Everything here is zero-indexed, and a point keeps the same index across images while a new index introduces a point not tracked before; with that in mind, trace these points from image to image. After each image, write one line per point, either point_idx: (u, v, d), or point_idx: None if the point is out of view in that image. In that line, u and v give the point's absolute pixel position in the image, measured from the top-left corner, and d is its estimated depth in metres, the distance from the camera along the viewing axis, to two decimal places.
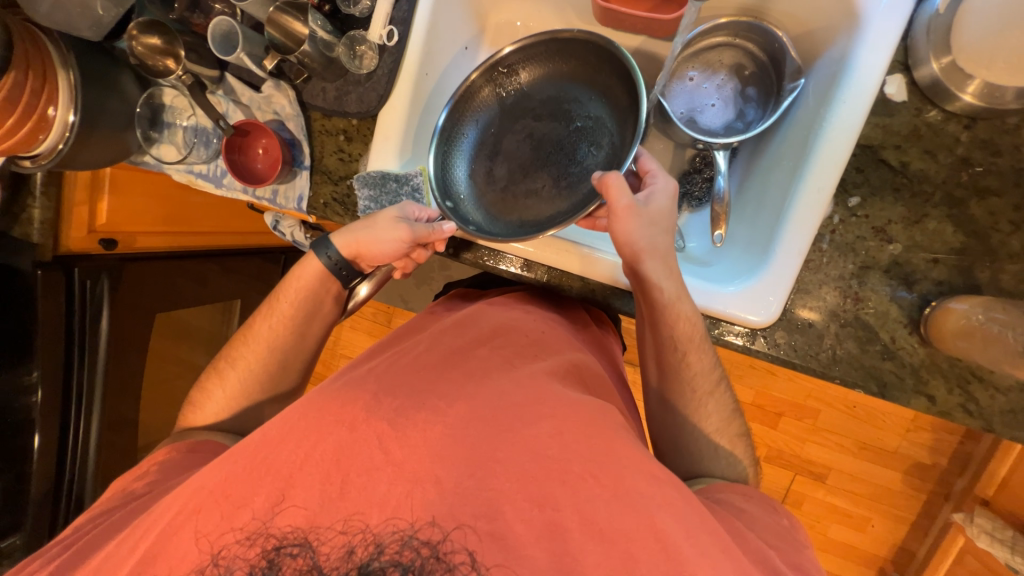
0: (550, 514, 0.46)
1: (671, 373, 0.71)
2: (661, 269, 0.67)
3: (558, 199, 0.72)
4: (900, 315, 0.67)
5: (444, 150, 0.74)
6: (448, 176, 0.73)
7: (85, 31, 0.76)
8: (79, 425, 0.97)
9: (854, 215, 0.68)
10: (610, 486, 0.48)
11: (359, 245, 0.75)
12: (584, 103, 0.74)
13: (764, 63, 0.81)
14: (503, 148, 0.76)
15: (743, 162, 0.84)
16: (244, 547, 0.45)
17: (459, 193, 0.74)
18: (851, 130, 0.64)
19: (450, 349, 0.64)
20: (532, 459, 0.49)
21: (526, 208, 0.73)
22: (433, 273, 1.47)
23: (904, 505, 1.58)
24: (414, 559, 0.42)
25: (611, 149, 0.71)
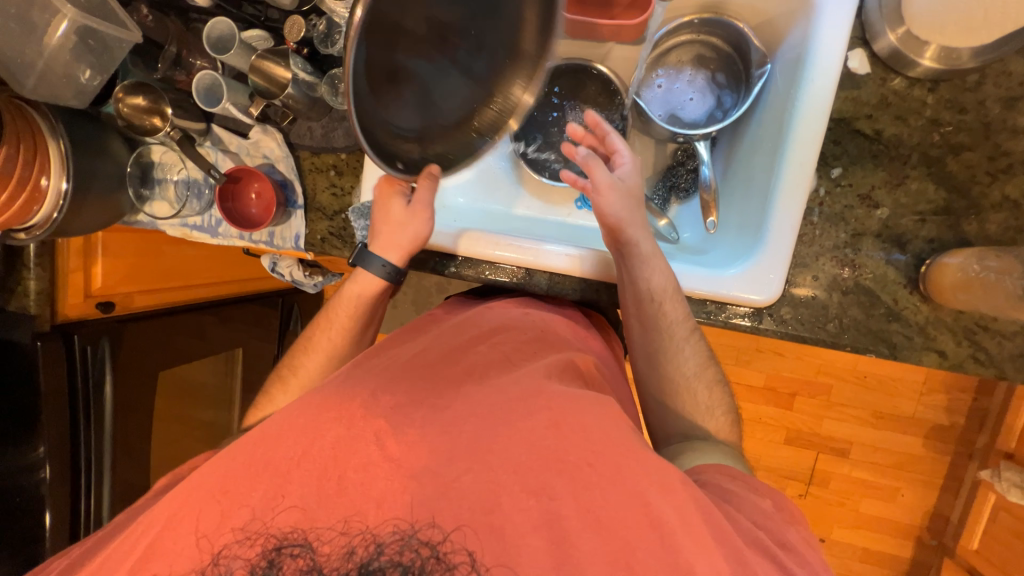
0: (547, 503, 0.47)
1: (648, 324, 0.70)
2: (640, 230, 0.69)
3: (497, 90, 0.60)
4: (898, 277, 0.69)
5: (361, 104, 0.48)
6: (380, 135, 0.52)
7: (71, 100, 0.77)
8: (86, 484, 0.97)
9: (839, 185, 0.70)
10: (609, 472, 0.48)
11: (398, 243, 0.73)
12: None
13: (729, 54, 0.85)
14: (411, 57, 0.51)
15: (725, 149, 0.87)
16: (244, 547, 0.45)
17: (387, 143, 0.53)
18: (822, 107, 0.67)
19: (448, 347, 0.65)
20: (528, 450, 0.49)
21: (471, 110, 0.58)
22: (431, 296, 1.49)
23: (929, 470, 1.58)
24: (415, 560, 0.43)
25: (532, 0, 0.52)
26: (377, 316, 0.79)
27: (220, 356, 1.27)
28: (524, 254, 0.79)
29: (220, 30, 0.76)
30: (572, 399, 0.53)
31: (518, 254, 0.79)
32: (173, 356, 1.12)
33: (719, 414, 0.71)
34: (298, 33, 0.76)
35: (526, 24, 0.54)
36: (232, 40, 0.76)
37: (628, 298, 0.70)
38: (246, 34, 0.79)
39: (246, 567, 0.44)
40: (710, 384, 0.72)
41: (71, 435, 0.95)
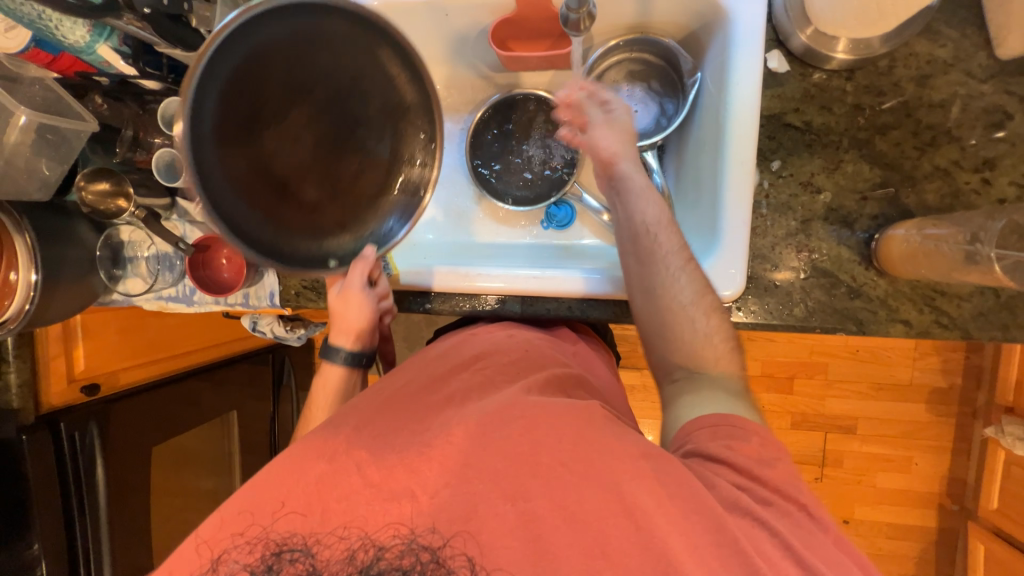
0: (523, 505, 0.48)
1: (642, 255, 0.66)
2: (632, 166, 0.69)
3: (379, 151, 0.57)
4: (852, 255, 0.72)
5: (251, 238, 0.51)
6: (290, 251, 0.53)
7: (35, 194, 0.77)
8: (90, 566, 0.96)
9: (780, 176, 0.73)
10: (582, 470, 0.49)
11: (350, 327, 0.73)
12: (283, 34, 0.49)
13: (662, 66, 0.89)
14: (278, 168, 0.52)
15: (673, 156, 0.91)
16: (245, 551, 0.47)
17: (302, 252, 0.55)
18: (752, 105, 0.71)
19: (432, 376, 0.65)
20: (504, 459, 0.50)
21: (375, 185, 0.58)
22: (422, 331, 1.49)
23: (937, 434, 1.58)
24: (415, 563, 0.46)
25: (429, 110, 0.58)
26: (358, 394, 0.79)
27: (217, 422, 1.25)
28: (497, 282, 0.81)
29: (173, 109, 0.78)
30: (546, 405, 0.53)
31: (495, 284, 0.81)
32: (162, 426, 1.10)
33: (721, 341, 0.63)
34: None
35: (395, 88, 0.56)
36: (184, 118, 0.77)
37: (621, 230, 0.69)
38: None
39: (246, 568, 0.46)
40: (708, 310, 0.64)
41: (66, 522, 0.93)
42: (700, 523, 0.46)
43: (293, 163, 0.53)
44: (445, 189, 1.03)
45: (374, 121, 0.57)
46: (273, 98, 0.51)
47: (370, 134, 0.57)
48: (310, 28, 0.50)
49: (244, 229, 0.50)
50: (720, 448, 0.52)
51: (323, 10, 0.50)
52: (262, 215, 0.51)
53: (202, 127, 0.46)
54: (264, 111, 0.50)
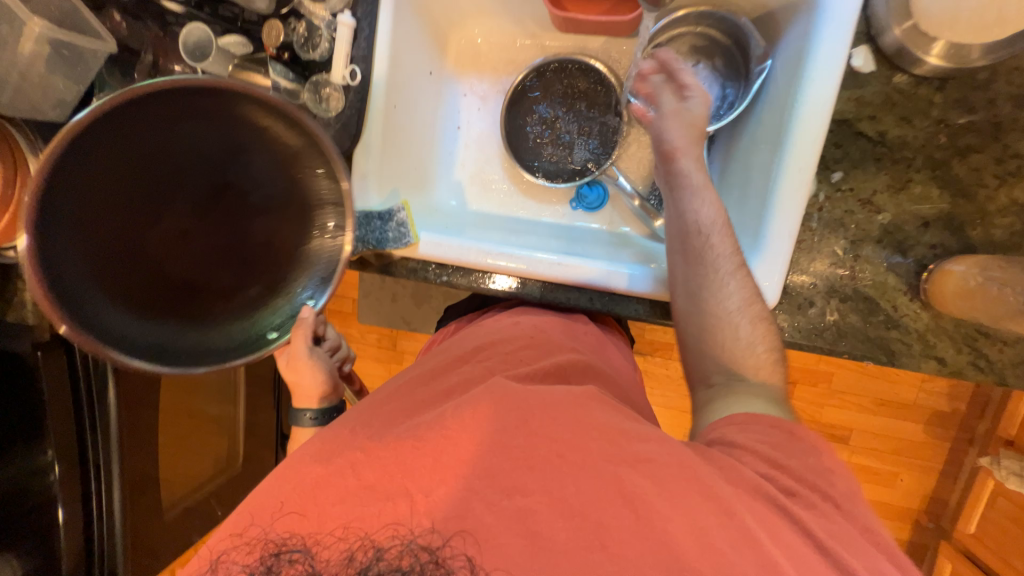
0: (519, 500, 0.47)
1: (691, 258, 0.64)
2: (693, 165, 0.67)
3: (285, 208, 0.51)
4: (898, 283, 0.67)
5: (179, 351, 0.48)
6: (222, 347, 0.50)
7: (50, 112, 0.73)
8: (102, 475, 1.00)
9: (839, 189, 0.68)
10: (597, 479, 0.47)
11: (311, 386, 0.74)
12: (117, 149, 0.44)
13: (730, 48, 0.81)
14: (171, 271, 0.49)
15: (722, 148, 0.85)
16: (243, 554, 0.47)
17: (227, 346, 0.50)
18: (825, 108, 0.64)
19: (433, 369, 0.67)
20: (516, 460, 0.48)
21: (291, 243, 0.51)
22: (432, 291, 1.49)
23: (928, 455, 1.58)
24: (414, 565, 0.44)
25: (317, 148, 0.49)
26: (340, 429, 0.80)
27: None
28: (517, 264, 0.78)
29: (196, 35, 0.72)
30: (557, 405, 0.53)
31: (510, 265, 0.78)
32: None
33: (764, 350, 0.61)
34: (277, 37, 0.75)
35: (259, 138, 0.49)
36: (210, 45, 0.73)
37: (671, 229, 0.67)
38: (224, 40, 0.75)
39: (245, 570, 0.46)
40: (754, 319, 0.62)
41: (79, 431, 0.97)
42: (727, 546, 0.44)
43: (187, 262, 0.49)
44: (474, 154, 0.98)
45: (263, 182, 0.50)
46: (135, 210, 0.47)
47: (265, 197, 0.50)
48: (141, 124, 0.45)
49: (168, 345, 0.48)
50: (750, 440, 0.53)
51: (137, 101, 0.43)
52: (180, 323, 0.49)
53: (64, 273, 0.44)
54: (134, 228, 0.47)
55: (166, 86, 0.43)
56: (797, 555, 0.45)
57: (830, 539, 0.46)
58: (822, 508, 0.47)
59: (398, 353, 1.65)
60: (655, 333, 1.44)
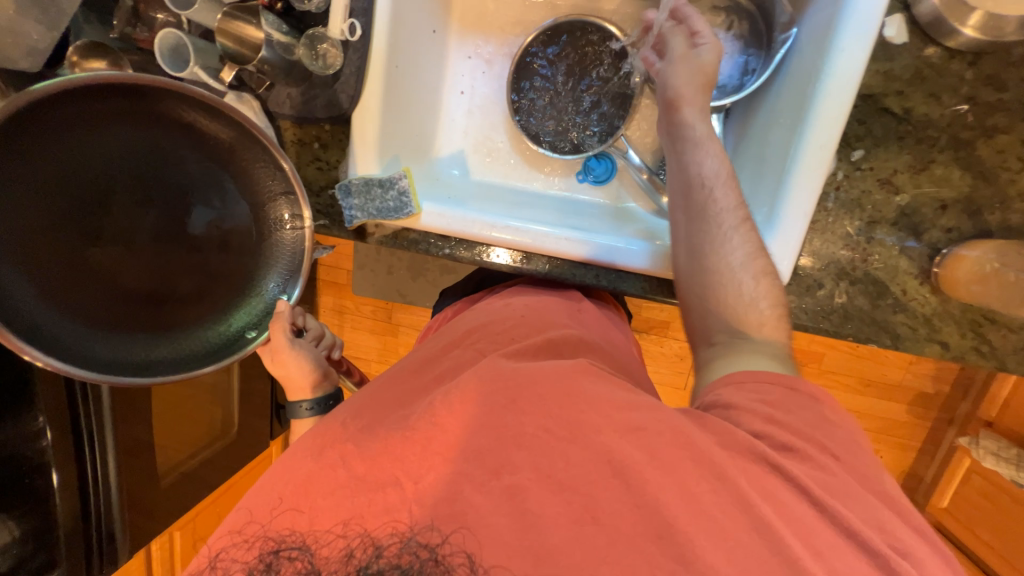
0: (508, 479, 0.45)
1: (694, 212, 0.61)
2: (696, 114, 0.65)
3: (231, 205, 0.55)
4: (910, 267, 0.67)
5: (161, 362, 0.55)
6: (200, 350, 0.56)
7: (22, 62, 0.67)
8: (93, 447, 0.99)
9: (859, 168, 0.66)
10: (608, 472, 0.44)
11: (298, 373, 0.74)
12: (48, 173, 0.49)
13: (752, 13, 0.78)
14: (130, 284, 0.54)
15: (736, 122, 0.82)
16: (243, 550, 0.48)
17: (203, 349, 0.56)
18: (850, 82, 0.61)
19: (422, 359, 0.65)
20: (519, 450, 0.46)
21: (248, 240, 0.56)
22: (427, 263, 1.46)
23: (909, 434, 1.61)
24: (413, 562, 0.43)
25: (249, 138, 0.54)
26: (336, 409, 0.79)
27: None
28: (520, 237, 0.76)
29: None
30: (562, 371, 0.51)
31: (508, 238, 0.76)
32: None
33: (769, 306, 0.58)
34: None
35: (183, 141, 0.53)
36: None
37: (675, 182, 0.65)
38: None
39: (244, 568, 0.47)
40: (758, 274, 0.59)
41: (69, 404, 0.95)
42: (743, 535, 0.41)
43: (142, 274, 0.54)
44: (478, 120, 0.93)
45: (201, 182, 0.55)
46: (78, 233, 0.51)
47: (208, 197, 0.55)
48: (62, 141, 0.49)
49: (149, 359, 0.54)
50: (755, 396, 0.50)
51: (40, 108, 0.46)
52: (153, 335, 0.54)
53: (26, 308, 0.49)
54: (82, 251, 0.52)
55: (63, 90, 0.46)
56: (826, 546, 0.41)
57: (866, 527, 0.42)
58: (847, 483, 0.44)
59: (392, 326, 1.64)
60: (651, 310, 1.43)
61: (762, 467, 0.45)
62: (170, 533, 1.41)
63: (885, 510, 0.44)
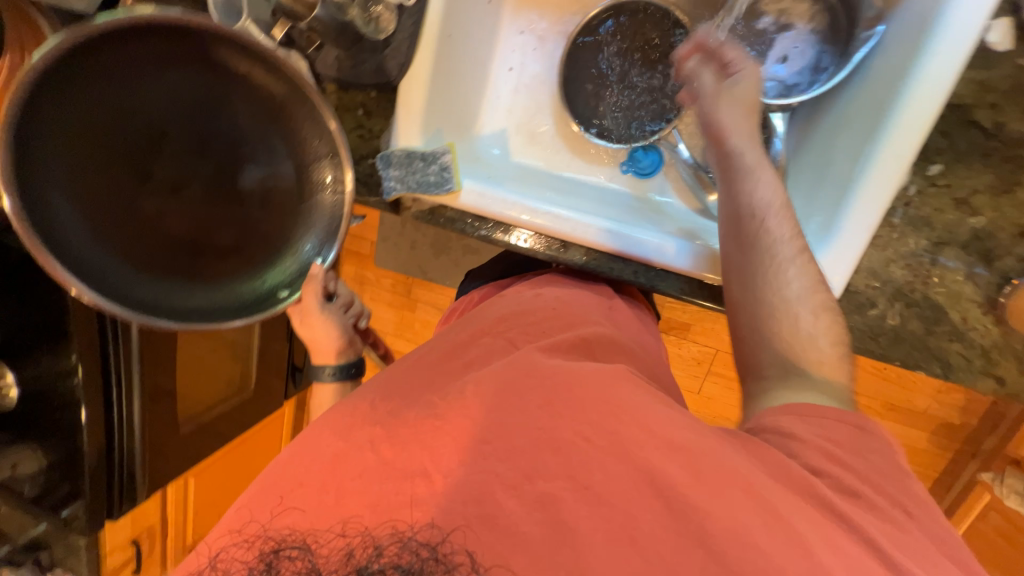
0: (541, 487, 0.44)
1: (746, 243, 0.58)
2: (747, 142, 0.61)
3: (277, 160, 0.54)
4: (974, 295, 0.63)
5: (189, 310, 0.53)
6: (230, 304, 0.54)
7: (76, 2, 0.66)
8: (120, 395, 1.04)
9: (934, 184, 0.62)
10: (636, 481, 0.44)
11: (323, 337, 0.75)
12: (101, 105, 0.48)
13: (835, 7, 0.72)
14: (170, 229, 0.54)
15: (798, 126, 0.77)
16: (243, 550, 0.46)
17: (234, 303, 0.54)
18: (941, 90, 0.57)
19: (452, 344, 0.64)
20: (547, 450, 0.46)
21: (291, 198, 0.55)
22: (451, 242, 1.46)
23: (927, 464, 1.54)
24: (414, 562, 0.42)
25: (300, 93, 0.52)
26: (356, 379, 0.79)
27: None
28: (559, 224, 0.74)
29: None
30: (594, 379, 0.51)
31: (530, 218, 0.74)
32: None
33: (827, 345, 0.55)
34: None
35: (235, 91, 0.53)
36: None
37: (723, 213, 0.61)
38: None
39: (244, 568, 0.45)
40: (817, 309, 0.56)
41: (100, 345, 0.97)
42: (782, 564, 0.39)
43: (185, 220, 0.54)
44: (525, 100, 0.90)
45: (249, 133, 0.54)
46: (125, 171, 0.51)
47: (254, 148, 0.54)
48: (118, 76, 0.48)
49: (178, 306, 0.53)
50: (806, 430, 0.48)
51: (101, 42, 0.46)
52: (187, 283, 0.54)
53: (66, 240, 0.48)
54: (130, 191, 0.52)
55: (121, 24, 0.46)
56: None
57: (904, 556, 0.41)
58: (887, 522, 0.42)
59: (410, 302, 1.64)
60: (673, 311, 1.39)
61: (798, 497, 0.44)
62: (184, 478, 1.45)
63: (930, 551, 0.42)
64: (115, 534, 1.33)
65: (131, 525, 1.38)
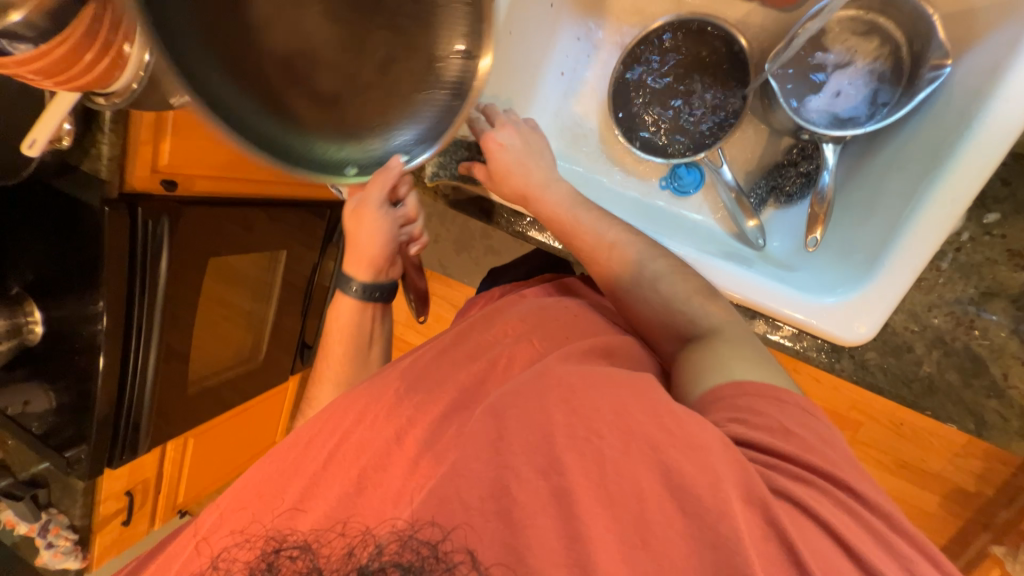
0: (556, 480, 0.44)
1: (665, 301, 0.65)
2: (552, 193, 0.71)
3: (419, 16, 0.50)
4: (1019, 351, 0.61)
5: (251, 133, 0.45)
6: (297, 153, 0.48)
7: None
8: (137, 359, 1.06)
9: (988, 233, 0.61)
10: (658, 494, 0.43)
11: (364, 250, 0.76)
12: None
13: (899, 48, 0.70)
14: (278, 26, 0.45)
15: (849, 160, 0.77)
16: (243, 551, 0.48)
17: (302, 151, 0.49)
18: (1007, 135, 0.55)
19: (477, 346, 0.66)
20: (569, 448, 0.44)
21: (410, 81, 0.52)
22: (474, 240, 1.43)
23: (936, 528, 1.49)
24: (414, 560, 0.42)
25: None
26: (384, 301, 0.83)
27: (266, 254, 1.31)
28: None
29: None
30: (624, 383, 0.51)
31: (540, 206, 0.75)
32: (226, 241, 1.16)
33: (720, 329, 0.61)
34: None
35: None
36: None
37: (616, 268, 0.69)
38: None
39: (244, 568, 0.46)
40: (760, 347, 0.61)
41: (127, 297, 0.99)
42: None
43: (292, 40, 0.46)
44: (572, 104, 0.91)
45: None
46: None
47: None
48: None
49: (243, 121, 0.45)
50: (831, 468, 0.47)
51: None
52: (261, 97, 0.46)
53: None
54: None
55: None
56: None
57: None
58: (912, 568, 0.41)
59: None
60: None
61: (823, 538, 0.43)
62: (184, 438, 1.46)
63: None
64: (112, 484, 1.31)
65: (128, 476, 1.34)
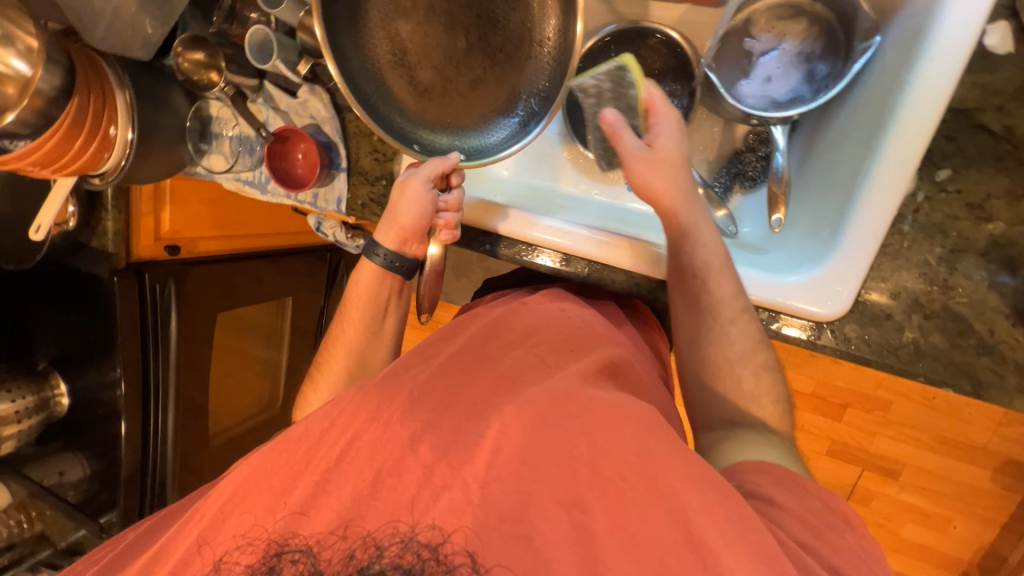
0: (580, 518, 0.47)
1: (691, 300, 0.65)
2: (687, 203, 0.66)
3: (513, 57, 0.65)
4: (1000, 304, 0.60)
5: (356, 85, 0.64)
6: (379, 112, 0.66)
7: (137, 52, 0.77)
8: (158, 417, 1.09)
9: (944, 190, 0.61)
10: (645, 486, 0.47)
11: (399, 221, 0.75)
12: None
13: (831, 26, 0.72)
14: (409, 39, 0.66)
15: (805, 134, 0.79)
16: (240, 552, 0.50)
17: (391, 120, 0.67)
18: (939, 94, 0.56)
19: (482, 351, 0.66)
20: (561, 461, 0.49)
21: (489, 100, 0.67)
22: (471, 265, 1.49)
23: (990, 505, 1.38)
24: (415, 562, 0.44)
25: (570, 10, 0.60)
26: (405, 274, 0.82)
27: (273, 303, 1.37)
28: (565, 240, 0.76)
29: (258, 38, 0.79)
30: (604, 404, 0.53)
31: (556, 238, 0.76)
32: (229, 297, 1.21)
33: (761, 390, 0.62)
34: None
35: None
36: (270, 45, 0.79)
37: (689, 321, 0.66)
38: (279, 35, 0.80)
39: (247, 569, 0.48)
40: (750, 359, 0.63)
41: (142, 358, 1.04)
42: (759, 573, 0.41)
43: (417, 50, 0.66)
44: None
45: (508, 18, 0.64)
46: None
47: (506, 34, 0.65)
48: None
49: (354, 75, 0.64)
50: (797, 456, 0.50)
51: None
52: (380, 75, 0.66)
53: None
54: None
55: None
56: None
57: None
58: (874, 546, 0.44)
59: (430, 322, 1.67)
60: None
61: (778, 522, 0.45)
62: None
63: None
64: None
65: None
